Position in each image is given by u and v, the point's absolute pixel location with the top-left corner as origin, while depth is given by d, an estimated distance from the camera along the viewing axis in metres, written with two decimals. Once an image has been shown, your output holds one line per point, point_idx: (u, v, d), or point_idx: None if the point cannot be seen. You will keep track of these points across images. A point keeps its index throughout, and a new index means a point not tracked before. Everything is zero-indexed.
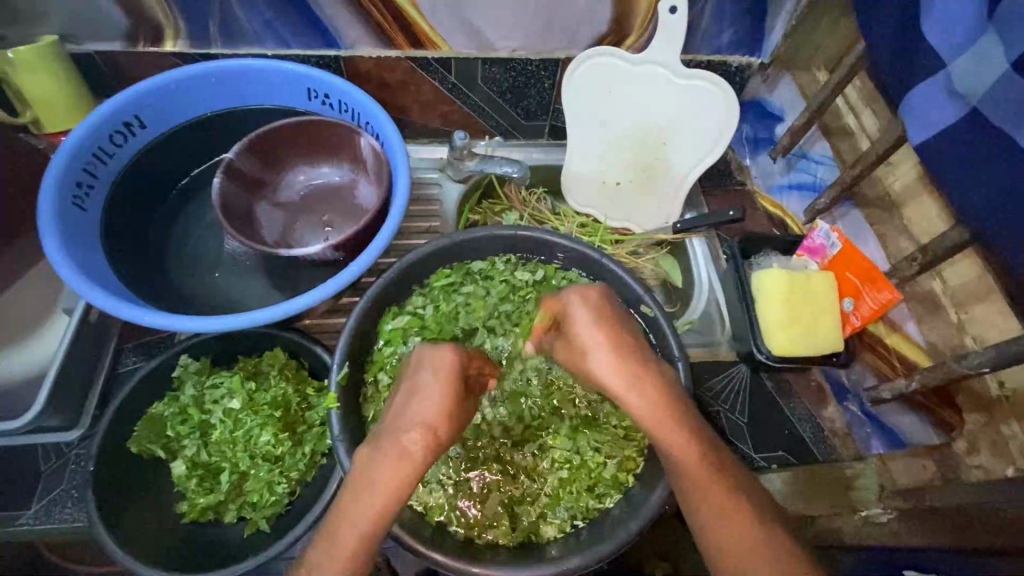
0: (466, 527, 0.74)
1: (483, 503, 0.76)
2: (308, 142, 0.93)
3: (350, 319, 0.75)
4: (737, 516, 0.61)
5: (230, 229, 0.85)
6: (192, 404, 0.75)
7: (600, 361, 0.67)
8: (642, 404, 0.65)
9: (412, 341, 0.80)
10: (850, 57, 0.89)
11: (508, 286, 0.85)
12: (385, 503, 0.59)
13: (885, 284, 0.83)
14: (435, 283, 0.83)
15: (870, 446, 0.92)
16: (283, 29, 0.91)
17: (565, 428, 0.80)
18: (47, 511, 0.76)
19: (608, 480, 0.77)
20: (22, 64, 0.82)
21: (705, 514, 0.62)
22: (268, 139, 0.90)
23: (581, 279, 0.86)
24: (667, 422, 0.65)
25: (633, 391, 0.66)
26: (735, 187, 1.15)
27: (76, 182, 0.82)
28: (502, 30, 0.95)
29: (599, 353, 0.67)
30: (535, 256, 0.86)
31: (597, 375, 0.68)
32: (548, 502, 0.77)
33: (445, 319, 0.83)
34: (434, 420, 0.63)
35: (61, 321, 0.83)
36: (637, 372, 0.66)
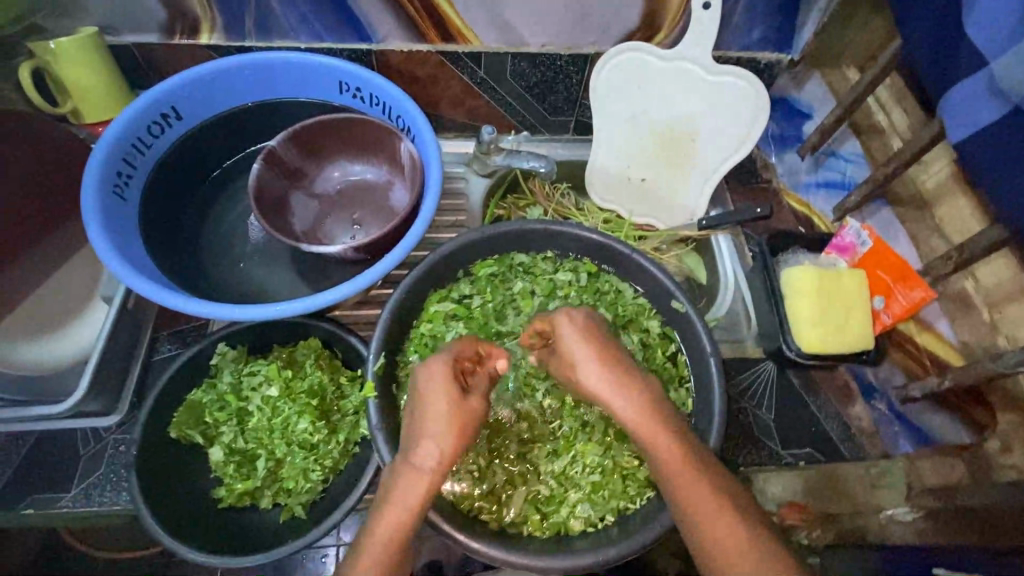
0: (497, 517, 0.75)
1: (513, 496, 0.77)
2: (347, 138, 0.93)
3: (391, 299, 0.77)
4: (718, 515, 0.59)
5: (263, 218, 0.86)
6: (230, 391, 0.76)
7: (593, 374, 0.67)
8: (629, 415, 0.65)
9: (454, 328, 0.82)
10: (885, 56, 0.89)
11: (551, 283, 0.85)
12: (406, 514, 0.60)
13: (918, 282, 0.84)
14: (480, 273, 0.85)
15: (898, 445, 0.92)
16: (317, 23, 0.91)
17: (598, 437, 0.80)
18: (86, 494, 0.78)
19: (642, 477, 0.77)
20: (64, 55, 0.83)
21: (694, 512, 0.60)
22: (308, 132, 0.91)
23: (625, 286, 0.86)
24: (654, 428, 0.63)
25: (623, 401, 0.66)
26: (759, 185, 1.13)
27: (116, 172, 0.83)
28: (534, 27, 0.96)
29: (593, 365, 0.68)
30: (575, 254, 0.86)
31: (589, 388, 0.67)
32: (578, 500, 0.77)
33: (486, 308, 0.84)
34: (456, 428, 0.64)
35: (99, 310, 0.84)
36: (628, 384, 0.67)
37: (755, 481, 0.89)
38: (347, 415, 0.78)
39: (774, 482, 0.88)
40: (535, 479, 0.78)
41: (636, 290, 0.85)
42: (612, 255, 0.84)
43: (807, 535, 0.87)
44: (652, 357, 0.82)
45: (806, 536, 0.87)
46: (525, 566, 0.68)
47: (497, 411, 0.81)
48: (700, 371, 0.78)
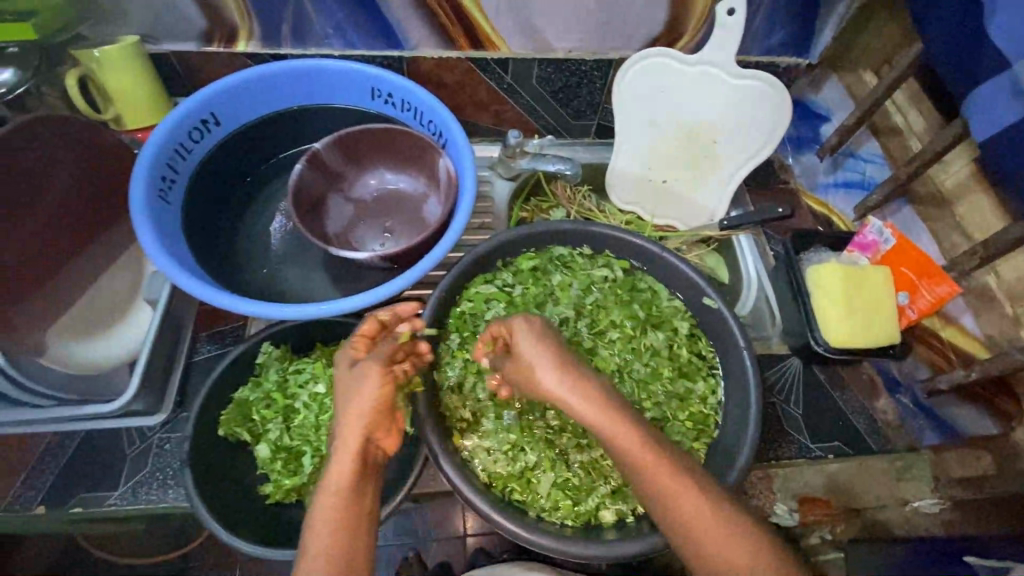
0: (530, 499, 0.77)
1: (541, 483, 0.77)
2: (386, 146, 0.95)
3: (433, 299, 0.80)
4: (685, 491, 0.60)
5: (298, 220, 0.89)
6: (276, 388, 0.78)
7: (549, 373, 0.66)
8: (586, 410, 0.64)
9: (493, 309, 0.84)
10: (905, 58, 0.91)
11: (588, 279, 0.87)
12: (341, 502, 0.59)
13: (944, 278, 0.86)
14: (523, 266, 0.87)
15: (923, 437, 0.94)
16: (350, 30, 0.94)
17: None
18: (133, 491, 0.80)
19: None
20: (106, 61, 0.85)
21: (665, 499, 0.61)
22: (352, 139, 0.93)
23: (661, 287, 0.88)
24: (613, 418, 0.63)
25: (584, 405, 0.65)
26: (780, 186, 1.15)
27: (160, 176, 0.85)
28: (561, 33, 0.98)
29: (542, 361, 0.67)
30: (608, 251, 0.89)
31: (545, 389, 0.67)
32: (608, 493, 0.78)
33: (526, 295, 0.86)
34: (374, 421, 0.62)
35: (144, 312, 0.86)
36: (584, 383, 0.66)
37: (776, 479, 0.91)
38: None
39: (794, 479, 0.91)
40: (559, 464, 0.79)
41: (673, 294, 0.87)
42: (653, 259, 0.86)
43: (831, 531, 0.91)
44: (676, 354, 0.85)
45: (830, 531, 0.91)
46: (558, 551, 0.69)
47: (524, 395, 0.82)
48: (733, 364, 0.80)
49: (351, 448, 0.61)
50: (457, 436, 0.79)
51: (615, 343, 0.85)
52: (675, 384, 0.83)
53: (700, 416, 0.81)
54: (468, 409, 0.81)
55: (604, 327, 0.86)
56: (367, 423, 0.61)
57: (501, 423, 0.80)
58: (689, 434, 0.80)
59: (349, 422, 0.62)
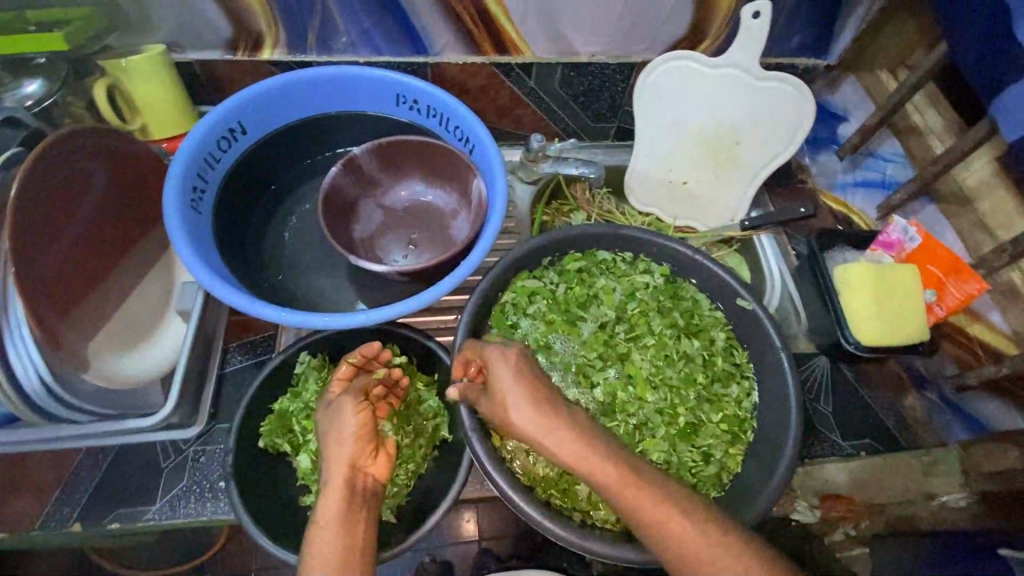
0: (568, 502, 0.76)
1: (580, 485, 0.77)
2: (422, 157, 0.96)
3: (478, 290, 0.81)
4: (674, 518, 0.61)
5: (326, 229, 0.89)
6: (315, 399, 0.77)
7: (520, 409, 0.67)
8: (562, 449, 0.65)
9: (536, 304, 0.86)
10: (929, 58, 0.92)
11: (631, 283, 0.88)
12: (332, 529, 0.62)
13: (973, 275, 0.87)
14: (569, 268, 0.88)
15: (951, 432, 0.95)
16: (376, 37, 0.94)
17: (661, 434, 0.81)
18: (171, 505, 0.79)
19: (711, 474, 0.79)
20: (134, 71, 0.84)
21: (653, 532, 0.61)
22: (391, 147, 0.94)
23: (702, 296, 0.88)
24: (589, 455, 0.64)
25: (557, 440, 0.66)
26: (798, 185, 1.16)
27: (191, 187, 0.84)
28: (585, 37, 0.99)
29: (515, 397, 0.68)
30: (651, 255, 0.89)
31: (518, 425, 0.67)
32: None
33: (569, 294, 0.87)
34: (354, 451, 0.67)
35: (174, 325, 0.86)
36: (553, 421, 0.67)
37: (798, 474, 0.92)
38: (428, 418, 0.82)
39: (814, 476, 0.92)
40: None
41: (715, 304, 0.88)
42: (689, 264, 0.86)
43: (855, 526, 0.91)
44: (711, 362, 0.85)
45: (853, 527, 0.91)
46: (601, 553, 0.69)
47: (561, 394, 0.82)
48: (770, 366, 0.81)
49: (338, 473, 0.66)
50: (497, 436, 0.79)
51: (649, 349, 0.86)
52: (708, 389, 0.84)
53: (735, 420, 0.82)
54: None
55: (641, 333, 0.87)
56: (350, 449, 0.67)
57: None
58: (722, 438, 0.81)
59: (334, 450, 0.68)
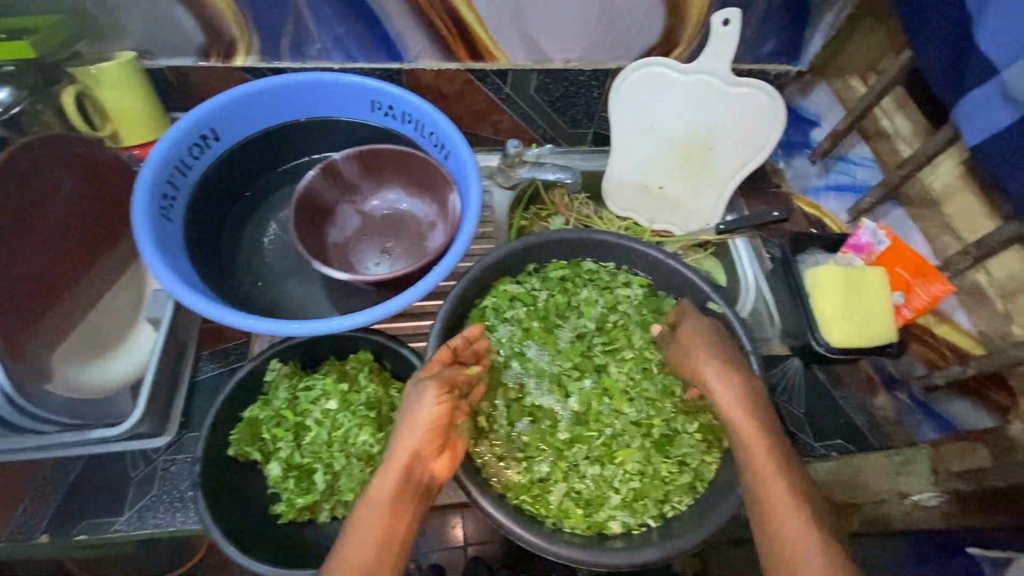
0: (537, 506, 0.76)
1: (552, 492, 0.77)
2: (402, 167, 0.96)
3: (455, 290, 0.82)
4: (790, 514, 0.64)
5: (298, 237, 0.89)
6: (286, 406, 0.77)
7: (714, 365, 0.74)
8: (731, 405, 0.72)
9: (515, 309, 0.87)
10: (895, 64, 0.94)
11: (612, 294, 0.89)
12: (383, 516, 0.64)
13: (939, 277, 0.88)
14: (553, 277, 0.89)
15: (921, 431, 0.95)
16: (351, 44, 0.94)
17: (635, 445, 0.80)
18: (140, 516, 0.78)
19: (682, 483, 0.78)
20: (104, 78, 0.84)
21: (768, 512, 0.65)
22: (372, 155, 0.95)
23: (682, 307, 0.88)
24: (751, 424, 0.70)
25: (723, 394, 0.73)
26: (773, 191, 1.17)
27: (161, 194, 0.84)
28: (559, 44, 1.00)
29: (709, 351, 0.75)
30: (637, 269, 0.90)
31: (703, 376, 0.74)
32: (619, 505, 0.77)
33: (551, 301, 0.88)
34: (421, 444, 0.67)
35: (143, 333, 0.85)
36: (733, 379, 0.73)
37: None
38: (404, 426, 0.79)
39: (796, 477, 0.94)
40: (575, 470, 0.79)
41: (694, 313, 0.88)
42: (665, 271, 0.88)
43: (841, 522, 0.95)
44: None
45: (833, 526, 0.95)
46: (567, 558, 0.69)
47: (535, 399, 0.82)
48: None
49: (394, 457, 0.66)
50: (474, 438, 0.79)
51: (627, 362, 0.86)
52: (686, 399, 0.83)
53: (709, 430, 0.81)
54: (484, 416, 0.80)
55: (619, 344, 0.87)
56: (420, 439, 0.66)
57: (513, 430, 0.80)
58: (698, 445, 0.80)
59: (404, 435, 0.67)
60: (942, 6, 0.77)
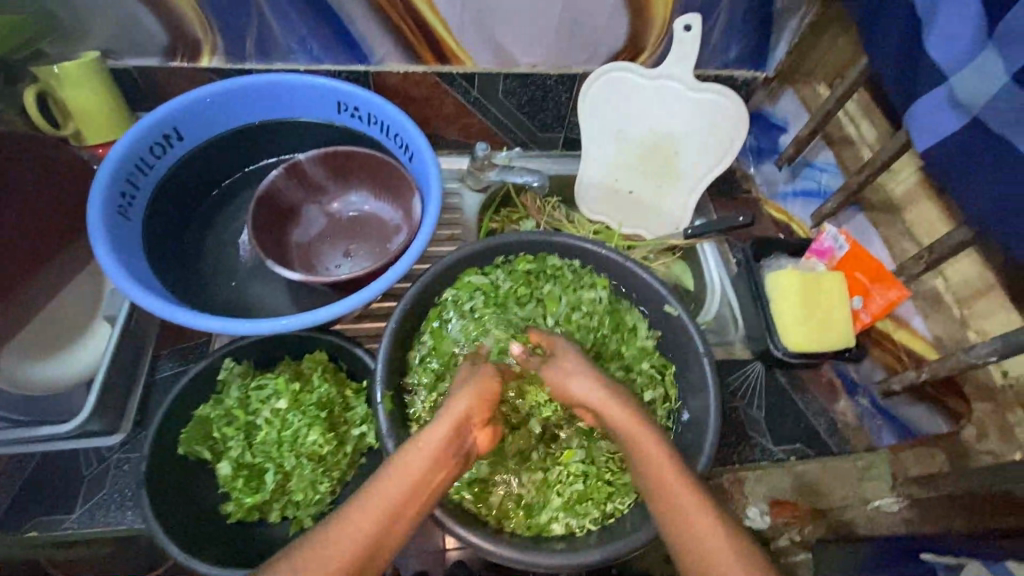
0: (477, 506, 0.77)
1: (494, 494, 0.78)
2: (372, 170, 0.97)
3: (410, 292, 0.82)
4: (702, 518, 0.60)
5: (257, 239, 0.90)
6: (237, 405, 0.77)
7: (582, 383, 0.72)
8: (620, 421, 0.68)
9: (475, 300, 0.85)
10: (854, 71, 0.95)
11: (574, 291, 0.88)
12: (421, 461, 0.62)
13: (895, 283, 0.89)
14: (520, 269, 0.88)
15: (882, 438, 0.96)
16: (316, 46, 0.95)
17: (577, 446, 0.81)
18: (91, 514, 0.78)
19: (625, 483, 0.79)
20: (65, 78, 0.84)
21: (675, 517, 0.61)
22: (339, 156, 0.95)
23: (637, 313, 0.89)
24: (643, 435, 0.66)
25: (614, 408, 0.69)
26: (741, 196, 1.19)
27: (120, 193, 0.84)
28: (524, 48, 1.00)
29: (582, 373, 0.73)
30: (604, 271, 0.89)
31: (582, 398, 0.71)
32: (562, 505, 0.78)
33: (512, 294, 0.87)
34: (474, 409, 0.69)
35: (103, 330, 0.86)
36: (619, 395, 0.71)
37: (745, 483, 0.94)
38: (355, 426, 0.80)
39: (765, 482, 0.94)
40: (517, 472, 0.80)
41: (653, 329, 0.88)
42: (624, 271, 0.87)
43: (798, 532, 0.93)
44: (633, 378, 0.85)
45: (797, 532, 0.93)
46: (506, 558, 0.69)
47: None
48: (697, 371, 0.82)
49: (455, 411, 0.67)
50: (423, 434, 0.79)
51: None
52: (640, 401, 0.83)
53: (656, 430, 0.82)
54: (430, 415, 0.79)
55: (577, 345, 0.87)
56: (474, 404, 0.69)
57: None
58: None
59: (458, 396, 0.69)
60: (893, 14, 0.78)
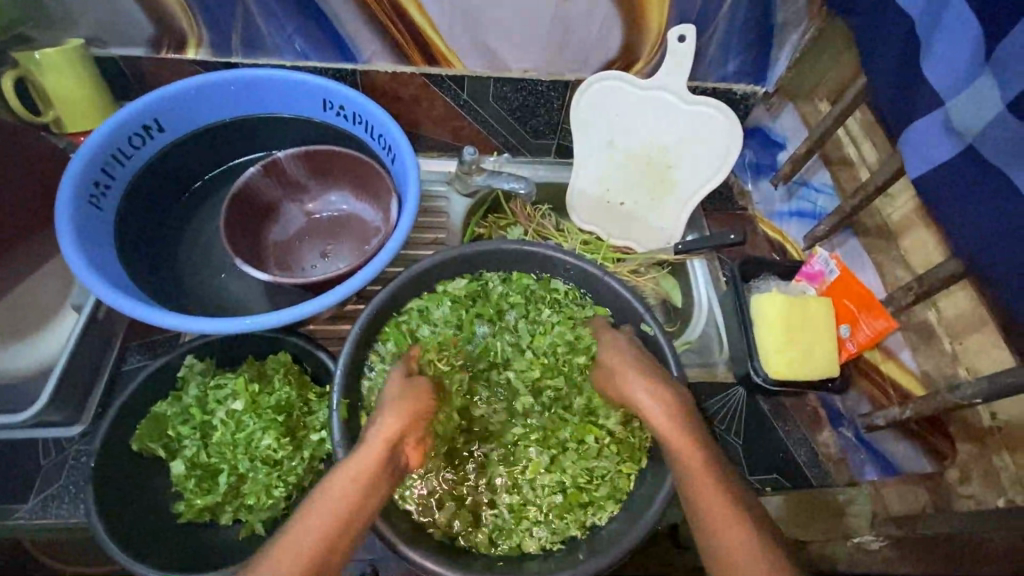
0: (420, 512, 0.75)
1: (441, 509, 0.75)
2: (354, 171, 0.95)
3: (376, 299, 0.79)
4: (729, 523, 0.59)
5: (228, 237, 0.88)
6: (195, 404, 0.76)
7: (635, 379, 0.72)
8: (663, 420, 0.67)
9: (442, 309, 0.85)
10: (851, 89, 0.91)
11: (566, 315, 0.86)
12: (355, 478, 0.61)
13: (882, 313, 0.85)
14: (519, 282, 0.87)
15: (863, 472, 0.92)
16: (303, 42, 0.93)
17: (545, 459, 0.80)
18: (44, 506, 0.77)
19: (602, 495, 0.76)
20: (47, 65, 0.84)
21: (704, 517, 0.60)
22: (320, 155, 0.94)
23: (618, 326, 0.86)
24: (684, 435, 0.66)
25: (652, 399, 0.69)
26: (738, 212, 1.16)
27: (92, 183, 0.83)
28: (515, 53, 0.98)
29: (632, 369, 0.73)
30: (587, 293, 0.87)
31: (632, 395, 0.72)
32: (535, 519, 0.76)
33: (503, 303, 0.87)
34: (404, 423, 0.67)
35: (70, 318, 0.86)
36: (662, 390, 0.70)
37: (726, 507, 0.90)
38: (315, 431, 0.78)
39: None
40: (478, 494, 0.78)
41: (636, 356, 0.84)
42: (603, 287, 0.84)
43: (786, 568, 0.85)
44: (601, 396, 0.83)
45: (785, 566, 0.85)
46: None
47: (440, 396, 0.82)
48: None
49: (387, 431, 0.66)
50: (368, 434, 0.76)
51: (554, 381, 0.84)
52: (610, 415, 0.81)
53: (628, 444, 0.79)
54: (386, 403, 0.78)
55: (558, 368, 0.85)
56: (402, 418, 0.67)
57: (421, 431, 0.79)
58: (612, 457, 0.79)
59: (384, 412, 0.68)
60: (891, 35, 0.75)
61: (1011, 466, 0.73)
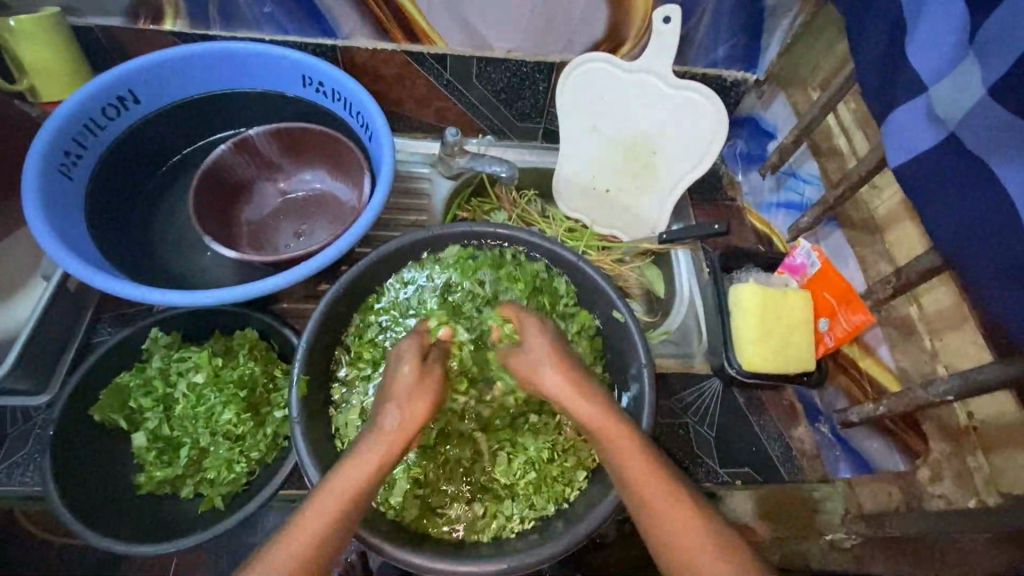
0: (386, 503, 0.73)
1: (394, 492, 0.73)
2: (328, 150, 0.94)
3: (345, 274, 0.78)
4: (683, 522, 0.58)
5: (197, 214, 0.87)
6: (157, 376, 0.76)
7: (550, 378, 0.67)
8: (592, 416, 0.64)
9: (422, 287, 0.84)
10: (840, 77, 0.89)
11: (550, 303, 0.85)
12: (368, 473, 0.61)
13: (860, 307, 0.82)
14: (528, 270, 0.85)
15: (837, 468, 0.91)
16: (281, 15, 0.92)
17: (516, 439, 0.79)
18: (8, 472, 0.77)
19: (569, 466, 0.77)
20: (22, 32, 0.83)
21: (648, 514, 0.60)
22: (293, 133, 0.93)
23: (592, 321, 0.84)
24: (614, 430, 0.63)
25: (569, 392, 0.66)
26: (727, 204, 1.13)
27: (63, 151, 0.83)
28: (498, 32, 0.96)
29: (545, 357, 0.69)
30: (566, 276, 0.85)
31: (549, 392, 0.68)
32: (502, 497, 0.76)
33: (503, 289, 0.85)
34: (421, 413, 0.66)
35: (38, 289, 0.88)
36: (586, 388, 0.67)
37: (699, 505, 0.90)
38: (280, 408, 0.78)
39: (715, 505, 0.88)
40: (439, 482, 0.76)
41: (604, 341, 0.84)
42: (579, 273, 0.82)
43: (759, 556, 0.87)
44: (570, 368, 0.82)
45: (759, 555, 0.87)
46: (420, 566, 0.65)
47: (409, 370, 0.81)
48: (636, 381, 0.77)
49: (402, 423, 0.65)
50: (332, 407, 0.78)
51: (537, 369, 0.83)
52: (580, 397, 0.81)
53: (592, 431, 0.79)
54: (362, 364, 0.81)
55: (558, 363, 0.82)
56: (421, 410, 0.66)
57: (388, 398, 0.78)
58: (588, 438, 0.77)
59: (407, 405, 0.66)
60: (878, 19, 0.72)
61: (985, 467, 0.73)
